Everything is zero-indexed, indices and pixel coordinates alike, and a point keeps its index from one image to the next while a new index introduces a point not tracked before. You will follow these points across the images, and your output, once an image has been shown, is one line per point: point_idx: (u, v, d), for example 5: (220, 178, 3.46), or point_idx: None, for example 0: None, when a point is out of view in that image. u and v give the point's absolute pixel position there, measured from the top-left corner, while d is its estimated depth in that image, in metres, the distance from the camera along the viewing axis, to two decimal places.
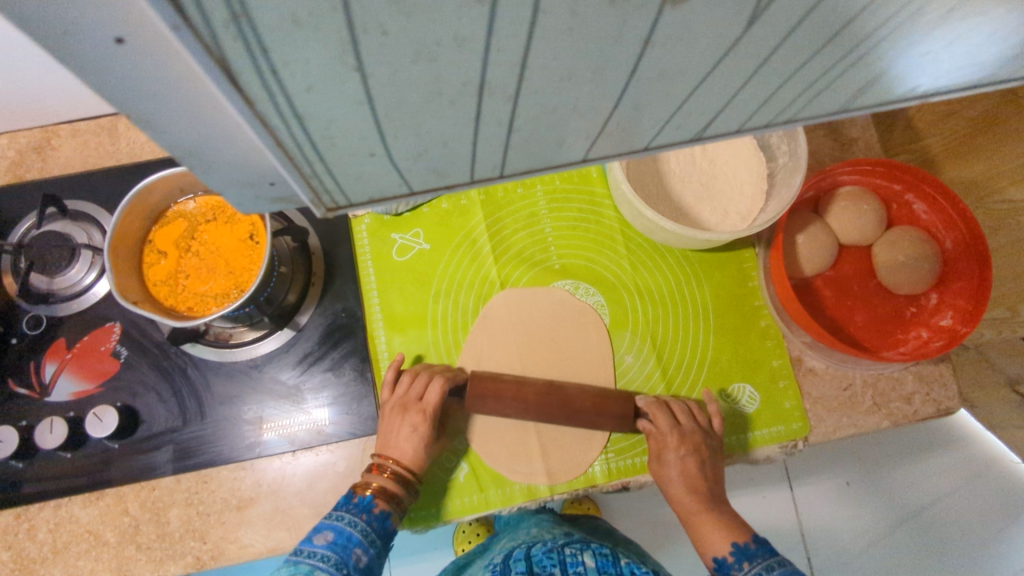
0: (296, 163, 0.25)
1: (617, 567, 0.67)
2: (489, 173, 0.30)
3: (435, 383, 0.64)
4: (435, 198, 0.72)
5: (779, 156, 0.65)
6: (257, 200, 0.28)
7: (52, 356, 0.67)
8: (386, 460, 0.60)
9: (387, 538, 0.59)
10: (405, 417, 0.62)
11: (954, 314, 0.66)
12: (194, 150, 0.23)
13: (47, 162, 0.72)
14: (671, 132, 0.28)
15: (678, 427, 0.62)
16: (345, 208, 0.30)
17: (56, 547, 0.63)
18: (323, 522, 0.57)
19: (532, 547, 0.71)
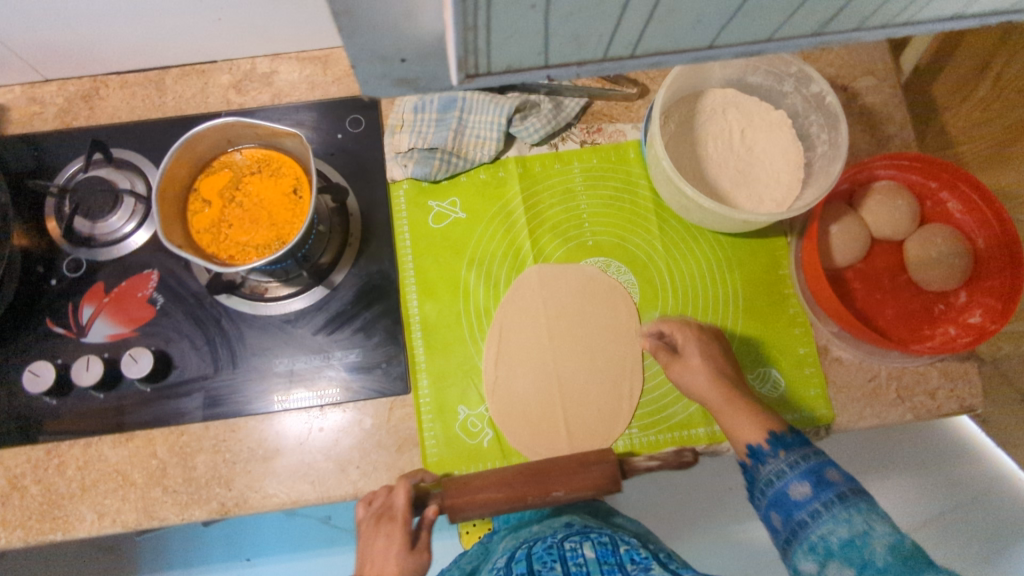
0: (463, 14, 0.25)
1: (616, 556, 0.69)
2: (621, 52, 0.31)
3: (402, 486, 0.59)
4: (472, 168, 0.73)
5: (818, 146, 0.68)
6: (378, 81, 0.30)
7: (90, 299, 0.68)
8: None
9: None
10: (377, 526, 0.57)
11: (983, 312, 0.67)
12: (355, 8, 0.24)
13: (94, 111, 0.74)
14: (797, 19, 0.30)
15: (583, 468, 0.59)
16: (480, 79, 0.31)
17: (84, 485, 0.64)
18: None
19: (532, 548, 0.73)
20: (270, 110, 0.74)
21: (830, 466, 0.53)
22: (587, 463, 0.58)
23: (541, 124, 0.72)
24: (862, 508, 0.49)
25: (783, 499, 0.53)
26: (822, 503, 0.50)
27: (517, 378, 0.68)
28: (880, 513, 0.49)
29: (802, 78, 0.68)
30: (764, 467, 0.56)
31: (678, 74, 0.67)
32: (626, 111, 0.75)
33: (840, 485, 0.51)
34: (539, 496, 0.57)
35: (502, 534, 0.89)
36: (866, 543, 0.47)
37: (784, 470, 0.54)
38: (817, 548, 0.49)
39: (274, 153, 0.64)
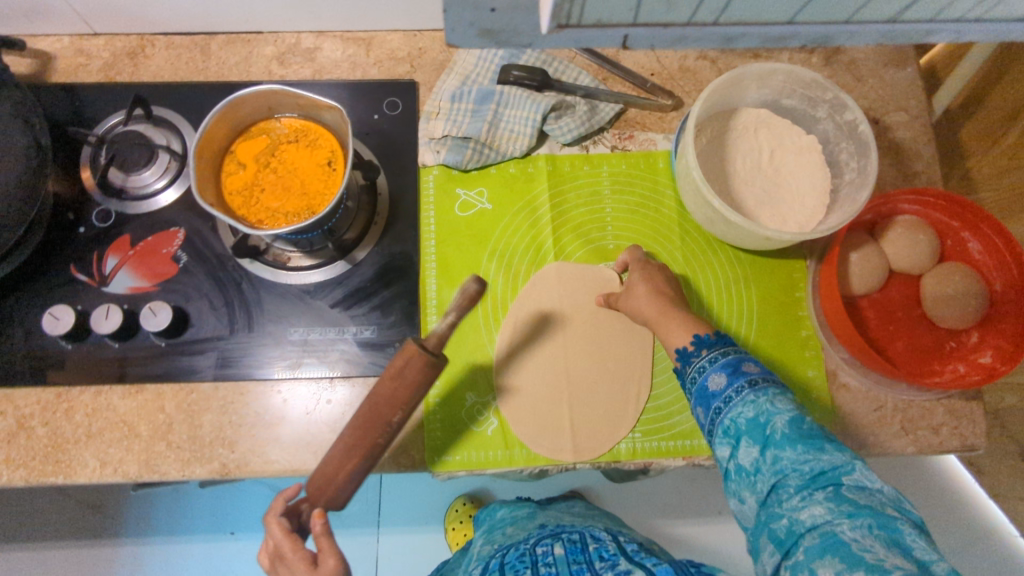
0: None
1: (586, 553, 0.70)
2: (706, 16, 0.36)
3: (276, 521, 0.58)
4: (503, 161, 0.74)
5: (846, 173, 0.69)
6: (468, 28, 0.34)
7: (115, 250, 0.69)
8: None
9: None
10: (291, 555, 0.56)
11: (994, 353, 0.67)
12: None
13: (138, 68, 0.75)
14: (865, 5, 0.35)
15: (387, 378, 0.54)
16: (571, 29, 0.35)
17: (90, 432, 0.65)
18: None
19: (505, 555, 0.74)
20: (310, 84, 0.75)
21: (748, 359, 0.55)
22: (398, 373, 0.53)
23: (575, 124, 0.73)
24: (770, 393, 0.52)
25: (705, 393, 0.55)
26: (735, 390, 0.53)
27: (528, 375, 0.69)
28: (785, 398, 0.51)
29: (837, 104, 0.69)
30: (690, 365, 0.58)
31: (716, 89, 0.67)
32: (659, 121, 0.76)
33: (754, 375, 0.53)
34: (382, 429, 0.54)
35: (479, 537, 0.91)
36: (769, 422, 0.50)
37: (704, 365, 0.56)
38: (730, 431, 0.52)
39: (313, 125, 0.66)
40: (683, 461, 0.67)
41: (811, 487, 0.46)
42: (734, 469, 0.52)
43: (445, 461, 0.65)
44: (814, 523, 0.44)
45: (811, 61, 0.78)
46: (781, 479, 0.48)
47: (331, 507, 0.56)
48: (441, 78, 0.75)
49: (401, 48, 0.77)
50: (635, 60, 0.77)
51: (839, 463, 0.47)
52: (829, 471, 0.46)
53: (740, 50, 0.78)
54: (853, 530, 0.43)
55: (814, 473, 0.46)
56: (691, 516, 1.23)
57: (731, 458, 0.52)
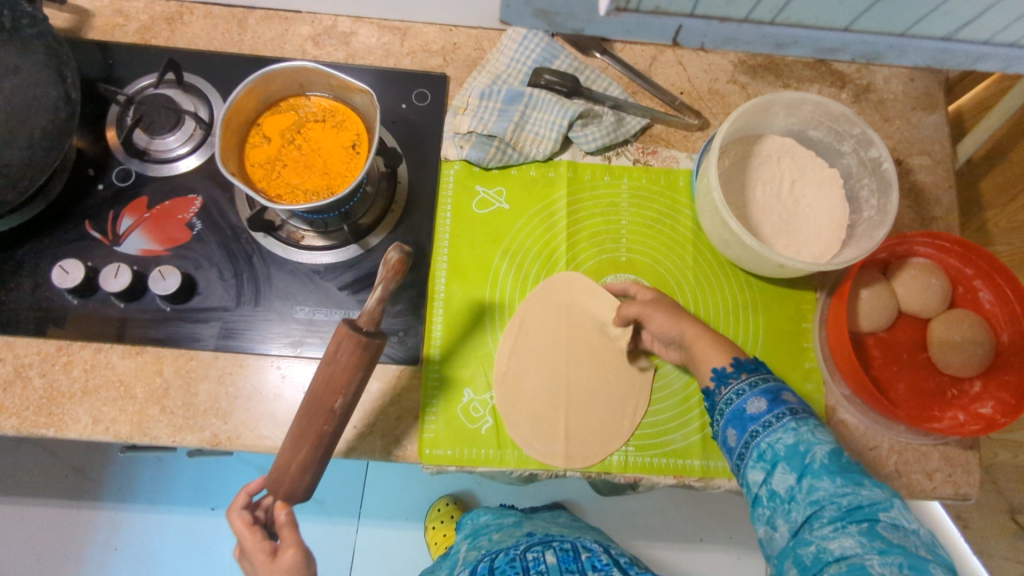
0: None
1: (578, 562, 0.74)
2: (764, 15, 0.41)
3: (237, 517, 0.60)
4: (525, 163, 0.74)
5: (865, 210, 0.70)
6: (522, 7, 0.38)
7: (131, 211, 0.69)
8: None
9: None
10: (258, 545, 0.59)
11: (995, 405, 0.67)
12: None
13: (174, 34, 0.75)
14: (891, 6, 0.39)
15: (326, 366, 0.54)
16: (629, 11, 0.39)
17: (86, 388, 0.65)
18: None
19: (494, 559, 0.74)
20: (341, 68, 0.75)
21: (786, 390, 0.56)
22: (332, 357, 0.54)
23: (600, 134, 0.74)
24: (806, 425, 0.52)
25: (740, 415, 0.56)
26: (773, 417, 0.54)
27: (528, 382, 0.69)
28: (822, 431, 0.52)
29: (863, 141, 0.69)
30: (725, 387, 0.59)
31: (744, 112, 0.68)
32: (684, 140, 0.76)
33: (792, 404, 0.54)
34: (326, 416, 0.54)
35: (461, 540, 0.91)
36: (809, 451, 0.50)
37: (741, 389, 0.57)
38: (766, 456, 0.53)
39: (341, 106, 0.66)
40: (674, 480, 0.67)
41: (846, 520, 0.46)
42: (765, 496, 0.52)
43: (435, 454, 0.65)
44: (843, 555, 0.45)
45: (840, 96, 0.79)
46: (816, 510, 0.48)
47: (293, 498, 0.56)
48: (473, 75, 0.76)
49: (435, 41, 0.77)
50: (665, 77, 0.77)
51: (877, 499, 0.47)
52: (866, 506, 0.47)
53: (770, 78, 0.78)
54: (883, 566, 0.43)
55: (851, 506, 0.47)
56: (673, 540, 1.22)
57: (762, 484, 0.52)
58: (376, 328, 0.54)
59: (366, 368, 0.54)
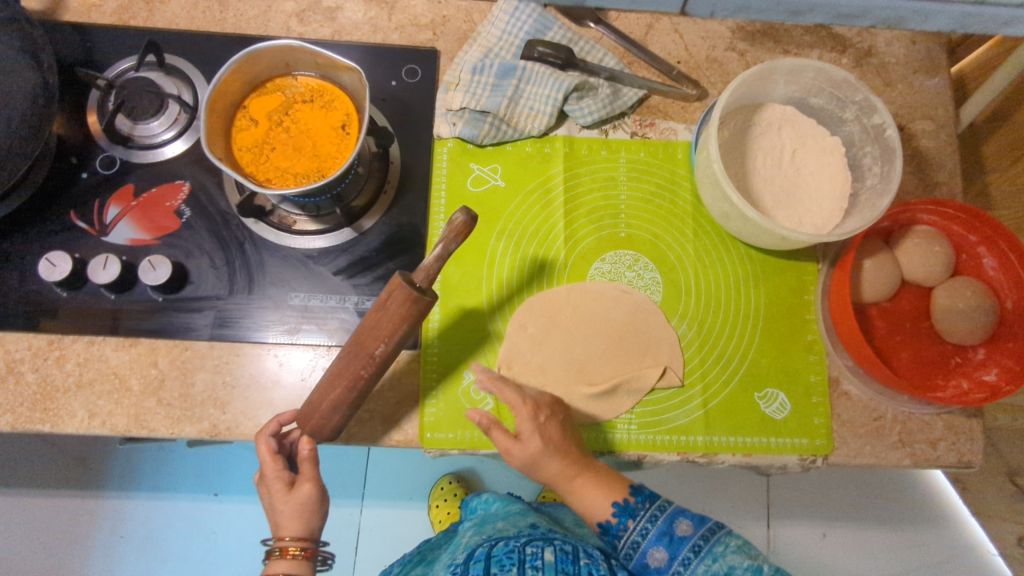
0: None
1: (575, 564, 0.71)
2: None
3: (265, 441, 0.60)
4: (520, 139, 0.73)
5: (868, 178, 0.68)
6: None
7: (117, 199, 0.68)
8: (286, 540, 0.60)
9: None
10: (267, 481, 0.60)
11: (999, 372, 0.67)
12: None
13: (153, 14, 0.73)
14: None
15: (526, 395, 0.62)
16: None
17: (80, 381, 0.63)
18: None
19: (494, 547, 0.76)
20: (328, 45, 0.73)
21: (678, 517, 0.64)
22: (383, 304, 0.56)
23: (596, 107, 0.72)
24: (717, 553, 0.61)
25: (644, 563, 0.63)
26: (682, 561, 0.61)
27: (575, 341, 0.68)
28: (729, 545, 0.62)
29: (866, 107, 0.67)
30: (621, 537, 0.64)
31: (744, 80, 0.66)
32: (681, 111, 0.74)
33: (687, 535, 0.63)
34: (365, 360, 0.57)
35: (468, 527, 0.92)
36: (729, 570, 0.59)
37: (644, 530, 0.63)
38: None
39: (329, 85, 0.64)
40: (677, 457, 0.67)
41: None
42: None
43: (436, 436, 0.64)
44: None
45: (840, 61, 0.77)
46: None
47: (318, 435, 0.59)
48: (464, 49, 0.74)
49: (424, 14, 0.75)
50: (662, 46, 0.75)
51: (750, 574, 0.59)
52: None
53: (770, 44, 0.76)
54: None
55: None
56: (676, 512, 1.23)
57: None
58: (429, 288, 0.56)
59: (410, 321, 0.56)
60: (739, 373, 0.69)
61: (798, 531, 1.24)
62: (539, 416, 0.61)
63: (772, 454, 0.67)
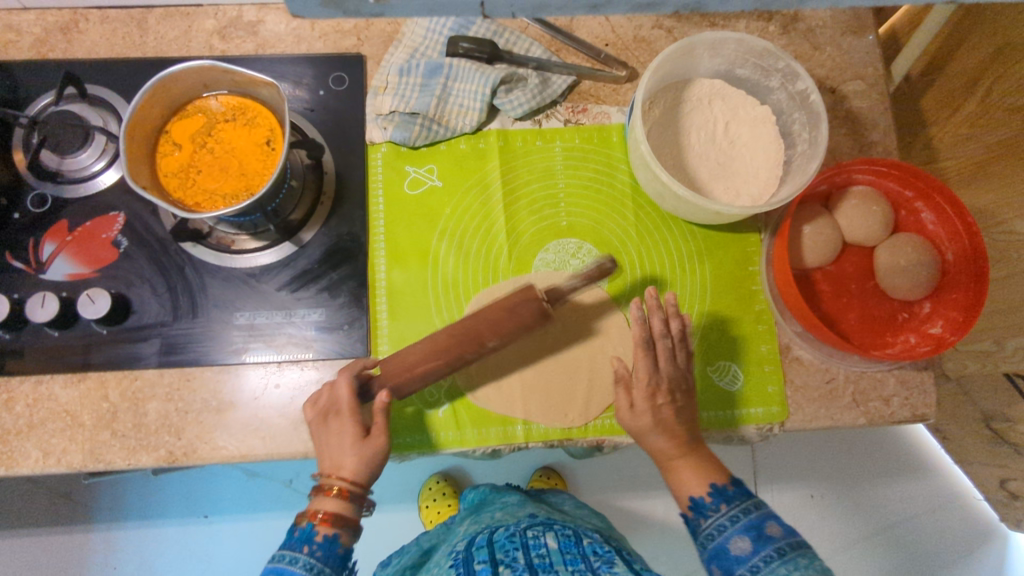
0: None
1: (579, 547, 0.73)
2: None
3: (344, 378, 0.61)
4: (454, 137, 0.72)
5: (799, 144, 0.68)
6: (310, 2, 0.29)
7: (52, 236, 0.67)
8: (334, 479, 0.58)
9: (341, 560, 0.58)
10: (334, 421, 0.60)
11: (944, 324, 0.67)
12: None
13: (72, 45, 0.72)
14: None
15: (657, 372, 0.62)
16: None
17: (31, 422, 0.63)
18: (273, 565, 0.57)
19: (495, 533, 0.77)
20: (253, 60, 0.72)
21: (770, 519, 0.56)
22: (512, 306, 0.58)
23: (525, 98, 0.72)
24: (800, 564, 0.52)
25: (723, 554, 0.55)
26: (762, 558, 0.54)
27: (524, 329, 0.69)
28: (817, 564, 0.53)
29: (789, 74, 0.67)
30: (706, 520, 0.58)
31: (664, 59, 0.66)
32: (613, 94, 0.74)
33: (780, 541, 0.54)
34: (475, 348, 0.59)
35: (467, 517, 0.93)
36: None
37: (735, 518, 0.56)
38: None
39: (250, 102, 0.63)
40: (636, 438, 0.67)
41: None
42: None
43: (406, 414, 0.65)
44: None
45: (768, 29, 0.77)
46: None
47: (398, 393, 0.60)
48: (390, 52, 0.73)
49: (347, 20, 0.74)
50: (589, 31, 0.75)
51: None
52: None
53: (696, 19, 0.76)
54: None
55: None
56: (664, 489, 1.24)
57: None
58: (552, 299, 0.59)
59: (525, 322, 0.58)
60: None
61: (784, 496, 1.25)
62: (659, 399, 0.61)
63: (728, 427, 0.67)
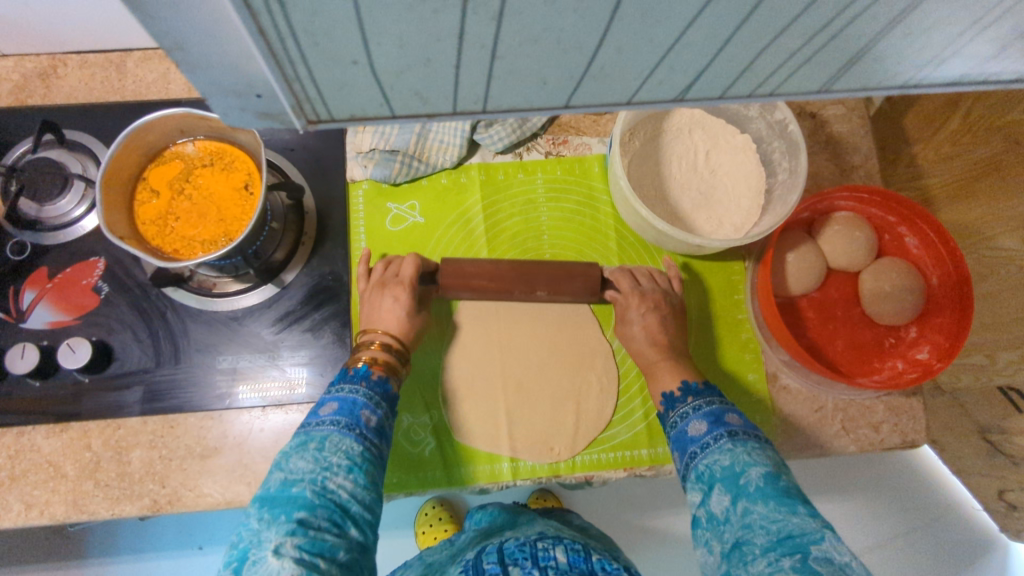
0: (279, 62, 0.25)
1: (589, 562, 0.69)
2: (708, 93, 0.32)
3: (409, 260, 0.66)
4: (435, 173, 0.72)
5: (779, 174, 0.68)
6: (242, 113, 0.29)
7: (32, 284, 0.67)
8: (374, 334, 0.61)
9: (393, 402, 0.59)
10: (383, 291, 0.64)
11: (931, 349, 0.67)
12: (183, 42, 0.23)
13: (50, 91, 0.71)
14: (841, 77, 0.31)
15: (639, 289, 0.66)
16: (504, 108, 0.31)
17: (13, 475, 0.62)
18: (327, 395, 0.56)
19: (505, 544, 0.73)
20: None
21: (731, 410, 0.55)
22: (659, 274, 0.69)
23: (506, 132, 0.71)
24: (747, 445, 0.50)
25: (683, 437, 0.55)
26: (712, 437, 0.52)
27: (513, 358, 0.69)
28: (767, 449, 0.50)
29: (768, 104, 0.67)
30: (674, 411, 0.58)
31: None
32: (594, 125, 0.74)
33: (733, 426, 0.52)
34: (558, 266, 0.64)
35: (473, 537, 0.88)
36: (743, 473, 0.48)
37: (692, 409, 0.56)
38: (703, 477, 0.50)
39: (227, 146, 0.63)
40: (625, 473, 0.67)
41: (776, 550, 0.41)
42: (703, 517, 0.49)
43: (473, 312, 0.70)
44: (765, 522, 0.44)
45: None
46: (747, 530, 0.44)
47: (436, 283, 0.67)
48: None
49: None
50: None
51: (806, 527, 0.42)
52: (794, 532, 0.42)
53: None
54: (801, 517, 0.43)
55: (781, 533, 0.42)
56: None
57: (701, 505, 0.49)
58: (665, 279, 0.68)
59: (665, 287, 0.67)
60: None
61: None
62: (644, 305, 0.65)
63: None
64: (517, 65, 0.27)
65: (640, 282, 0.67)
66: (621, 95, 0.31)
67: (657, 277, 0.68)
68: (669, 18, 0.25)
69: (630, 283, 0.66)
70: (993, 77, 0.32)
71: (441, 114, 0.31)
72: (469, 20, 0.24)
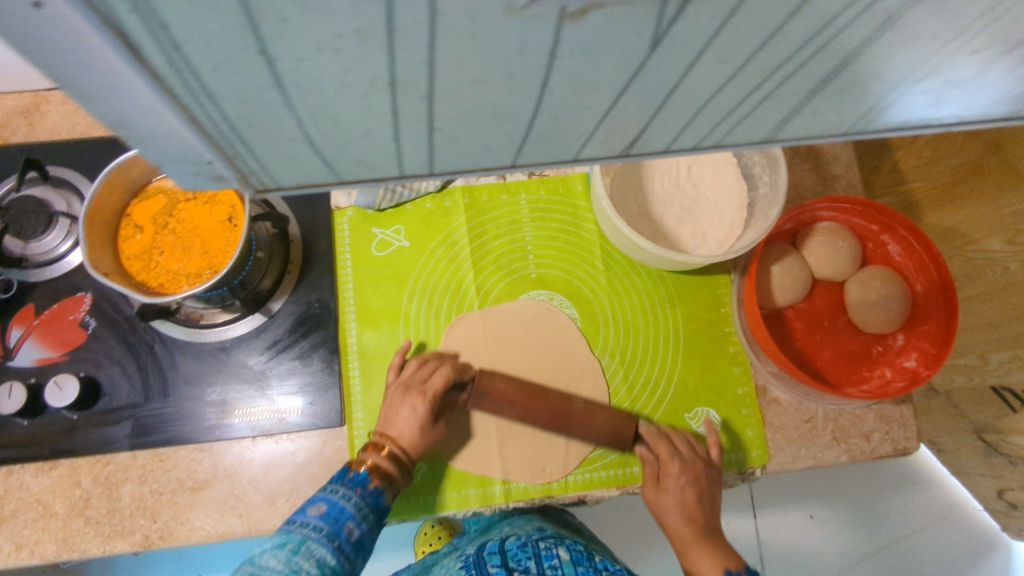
0: (215, 140, 0.25)
1: (592, 562, 0.69)
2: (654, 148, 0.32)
3: (441, 370, 0.64)
4: (418, 197, 0.73)
5: (761, 186, 0.67)
6: (195, 177, 0.28)
7: (19, 321, 0.67)
8: (384, 440, 0.60)
9: (381, 515, 0.59)
10: (405, 396, 0.62)
11: (918, 356, 0.67)
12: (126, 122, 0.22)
13: (33, 127, 0.72)
14: (793, 126, 0.31)
15: (677, 455, 0.63)
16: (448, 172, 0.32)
17: (3, 514, 0.62)
18: (319, 493, 0.58)
19: (506, 540, 0.72)
20: None
21: None
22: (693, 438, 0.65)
23: None
24: None
25: None
26: None
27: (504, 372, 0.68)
28: None
29: None
30: None
31: None
32: None
33: None
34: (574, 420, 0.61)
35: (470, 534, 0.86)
36: None
37: None
38: None
39: None
40: (617, 491, 0.67)
41: None
42: None
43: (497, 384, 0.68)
44: None
45: None
46: None
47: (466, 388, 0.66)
48: None
49: None
50: None
51: None
52: None
53: None
54: None
55: None
56: None
57: None
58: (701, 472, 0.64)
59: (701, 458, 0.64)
60: (666, 396, 0.69)
61: (781, 521, 1.18)
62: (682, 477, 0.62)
63: None
64: (457, 133, 0.27)
65: (679, 444, 0.64)
66: (567, 152, 0.31)
67: (696, 445, 0.65)
68: (602, 87, 0.25)
69: (667, 450, 0.63)
70: (937, 121, 0.32)
71: (390, 177, 0.31)
72: (399, 100, 0.24)
